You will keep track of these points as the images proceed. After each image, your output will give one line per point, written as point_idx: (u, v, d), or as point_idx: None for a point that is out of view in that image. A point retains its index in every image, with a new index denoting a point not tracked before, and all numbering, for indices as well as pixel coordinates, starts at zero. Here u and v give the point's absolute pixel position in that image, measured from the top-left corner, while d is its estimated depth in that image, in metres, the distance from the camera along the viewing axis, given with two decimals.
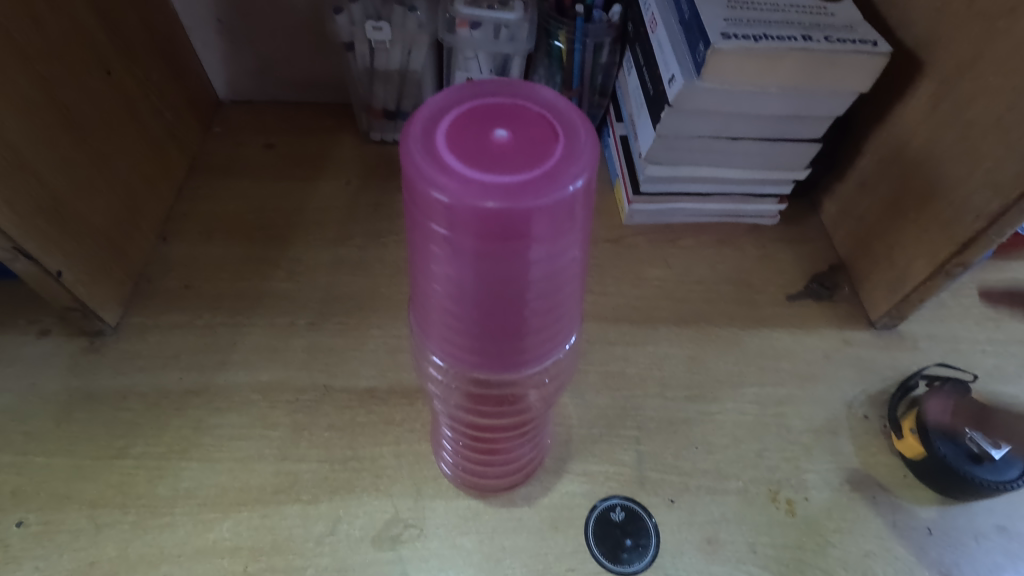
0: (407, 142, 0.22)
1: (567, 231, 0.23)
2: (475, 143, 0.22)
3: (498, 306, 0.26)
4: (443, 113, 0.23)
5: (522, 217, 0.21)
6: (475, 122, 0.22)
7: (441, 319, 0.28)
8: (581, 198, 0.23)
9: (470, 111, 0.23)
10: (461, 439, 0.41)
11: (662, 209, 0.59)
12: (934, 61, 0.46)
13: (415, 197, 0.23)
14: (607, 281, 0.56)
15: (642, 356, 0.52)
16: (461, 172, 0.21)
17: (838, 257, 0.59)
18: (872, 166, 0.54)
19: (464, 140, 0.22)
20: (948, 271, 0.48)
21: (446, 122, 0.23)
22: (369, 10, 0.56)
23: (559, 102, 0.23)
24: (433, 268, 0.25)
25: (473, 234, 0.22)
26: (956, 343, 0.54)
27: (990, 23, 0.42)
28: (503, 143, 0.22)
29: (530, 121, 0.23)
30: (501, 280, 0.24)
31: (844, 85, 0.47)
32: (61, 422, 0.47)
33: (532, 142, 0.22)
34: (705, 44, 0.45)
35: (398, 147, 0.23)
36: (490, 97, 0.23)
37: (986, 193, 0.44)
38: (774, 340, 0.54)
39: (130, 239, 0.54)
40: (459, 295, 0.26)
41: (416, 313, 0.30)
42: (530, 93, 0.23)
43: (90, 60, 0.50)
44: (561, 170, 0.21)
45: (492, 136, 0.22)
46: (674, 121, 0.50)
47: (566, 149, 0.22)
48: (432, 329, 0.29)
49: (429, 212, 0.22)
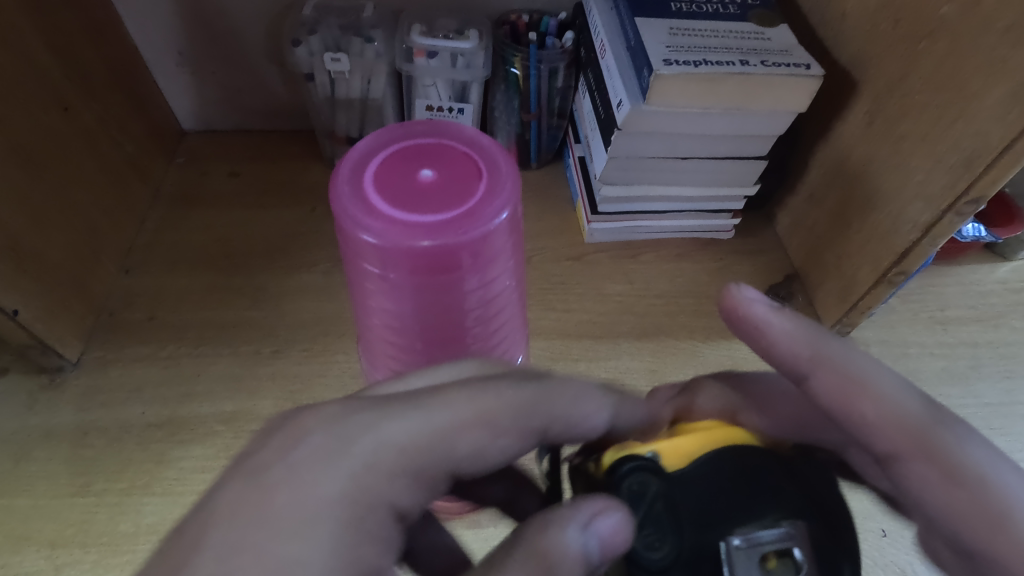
0: (338, 186, 0.26)
1: (494, 263, 0.27)
2: (403, 184, 0.25)
3: (437, 330, 0.29)
4: (373, 156, 0.26)
5: (446, 251, 0.25)
6: (402, 163, 0.26)
7: (386, 349, 0.31)
8: (506, 228, 0.26)
9: (398, 152, 0.26)
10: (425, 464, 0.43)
11: (621, 227, 0.61)
12: (868, 79, 0.49)
13: (347, 238, 0.26)
14: (570, 298, 0.58)
15: (604, 371, 0.53)
16: (387, 214, 0.25)
17: (793, 268, 0.61)
18: (819, 179, 0.56)
19: (392, 181, 0.25)
20: (891, 279, 0.50)
21: (375, 164, 0.26)
22: (328, 42, 0.58)
23: (481, 140, 0.27)
24: (373, 304, 0.28)
25: (403, 270, 0.25)
26: (906, 347, 0.56)
27: (912, 44, 0.44)
28: (429, 181, 0.25)
29: (455, 159, 0.26)
30: (437, 311, 0.27)
31: (783, 105, 0.49)
32: (20, 462, 0.47)
33: (455, 180, 0.26)
34: (648, 70, 0.47)
35: (330, 191, 0.26)
36: (418, 138, 0.27)
37: (919, 205, 0.46)
38: (732, 350, 0.55)
39: (91, 273, 0.54)
40: (400, 327, 0.29)
41: (365, 340, 0.33)
42: (456, 132, 0.27)
43: (47, 97, 0.50)
44: (482, 206, 0.25)
45: (419, 176, 0.26)
46: (625, 143, 0.52)
47: (487, 185, 0.26)
48: (379, 357, 0.32)
49: (362, 254, 0.26)
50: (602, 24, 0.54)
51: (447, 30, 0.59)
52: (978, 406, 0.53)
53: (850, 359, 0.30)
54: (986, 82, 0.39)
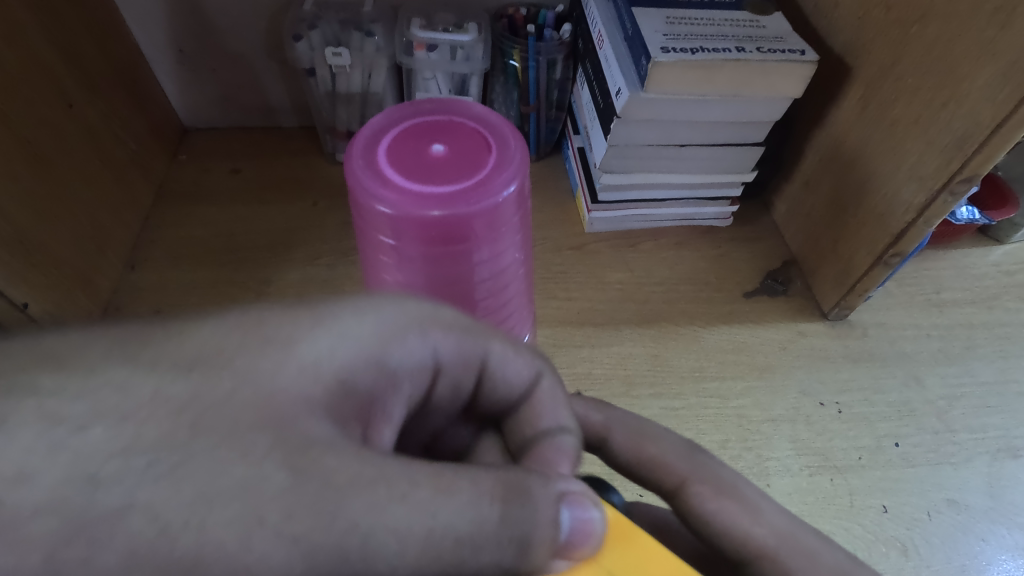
0: (352, 161, 0.28)
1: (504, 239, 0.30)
2: (416, 158, 0.28)
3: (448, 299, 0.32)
4: (387, 132, 0.29)
5: (457, 220, 0.27)
6: (414, 139, 0.29)
7: None
8: (514, 200, 0.29)
9: (410, 129, 0.29)
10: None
11: (620, 216, 0.61)
12: (861, 65, 0.50)
13: (363, 211, 0.29)
14: (571, 286, 0.58)
15: (606, 357, 0.54)
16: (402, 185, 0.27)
17: (791, 254, 0.62)
18: (814, 166, 0.57)
19: (405, 155, 0.28)
20: (887, 260, 0.51)
21: (388, 140, 0.29)
22: (328, 37, 0.58)
23: (488, 118, 0.30)
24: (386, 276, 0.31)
25: (416, 240, 0.28)
26: (902, 329, 0.57)
27: (904, 29, 0.45)
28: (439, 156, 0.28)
29: (464, 134, 0.29)
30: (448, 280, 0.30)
31: (778, 91, 0.50)
32: None
33: (464, 155, 0.29)
34: (646, 58, 0.47)
35: (346, 166, 0.29)
36: (429, 116, 0.30)
37: (912, 186, 0.47)
38: (732, 334, 0.56)
39: (97, 268, 0.54)
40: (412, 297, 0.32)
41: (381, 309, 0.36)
42: (465, 111, 0.30)
43: (51, 93, 0.51)
44: (491, 178, 0.28)
45: (429, 151, 0.28)
46: (624, 130, 0.53)
47: (496, 159, 0.28)
48: None
49: (376, 225, 0.28)
50: (600, 15, 0.55)
51: (446, 24, 0.60)
52: (975, 385, 0.54)
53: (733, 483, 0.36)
54: (975, 64, 0.40)
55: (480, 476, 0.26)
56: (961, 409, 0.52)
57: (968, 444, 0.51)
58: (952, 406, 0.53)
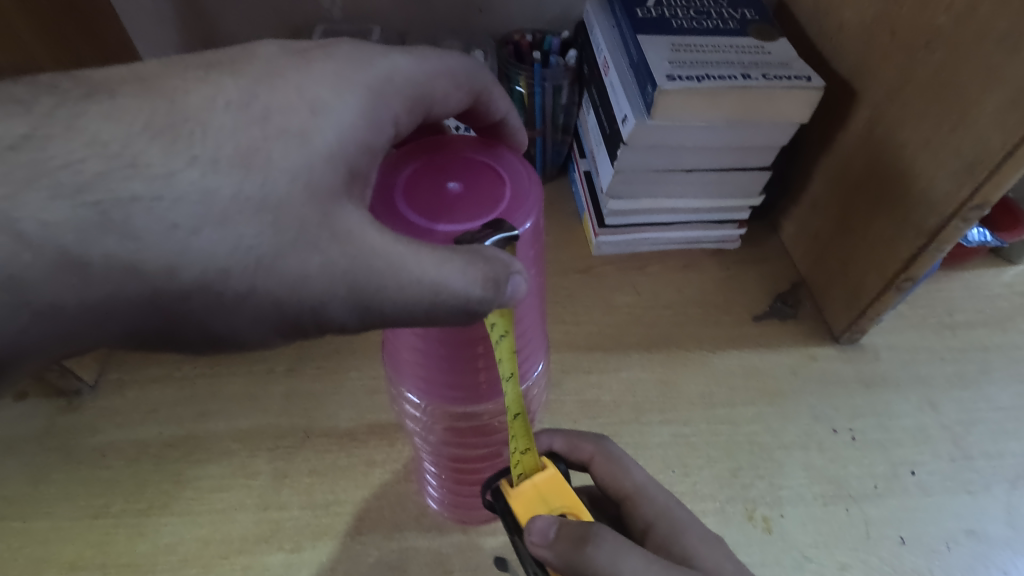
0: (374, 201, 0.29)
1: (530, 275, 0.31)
2: (433, 196, 0.29)
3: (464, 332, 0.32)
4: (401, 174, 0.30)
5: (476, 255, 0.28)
6: (430, 176, 0.30)
7: (411, 358, 0.34)
8: (531, 235, 0.30)
9: (424, 167, 0.30)
10: (444, 473, 0.45)
11: (627, 239, 0.61)
12: (866, 89, 0.50)
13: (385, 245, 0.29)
14: (579, 310, 0.58)
15: (614, 382, 0.53)
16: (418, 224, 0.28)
17: (800, 277, 0.61)
18: (822, 189, 0.57)
19: (423, 194, 0.29)
20: (898, 285, 0.50)
21: (403, 180, 0.30)
22: None
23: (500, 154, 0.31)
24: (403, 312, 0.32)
25: None
26: (915, 352, 0.56)
27: (910, 54, 0.45)
28: (454, 191, 0.29)
29: (475, 170, 0.30)
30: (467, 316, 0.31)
31: (784, 117, 0.50)
32: (39, 485, 0.46)
33: (479, 189, 0.29)
34: (653, 85, 0.48)
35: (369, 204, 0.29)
36: (437, 155, 0.30)
37: (924, 211, 0.46)
38: (742, 359, 0.56)
39: None
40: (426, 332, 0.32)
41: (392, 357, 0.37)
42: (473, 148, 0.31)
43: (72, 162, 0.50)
44: (511, 211, 0.29)
45: (446, 187, 0.29)
46: (630, 156, 0.53)
47: (510, 192, 0.29)
48: (406, 370, 0.35)
49: None
50: (605, 42, 0.55)
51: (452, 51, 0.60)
52: (991, 410, 0.53)
53: (620, 456, 0.38)
54: (983, 90, 0.40)
55: (425, 252, 0.26)
56: (977, 435, 0.51)
57: (986, 470, 0.50)
58: (968, 432, 0.52)
